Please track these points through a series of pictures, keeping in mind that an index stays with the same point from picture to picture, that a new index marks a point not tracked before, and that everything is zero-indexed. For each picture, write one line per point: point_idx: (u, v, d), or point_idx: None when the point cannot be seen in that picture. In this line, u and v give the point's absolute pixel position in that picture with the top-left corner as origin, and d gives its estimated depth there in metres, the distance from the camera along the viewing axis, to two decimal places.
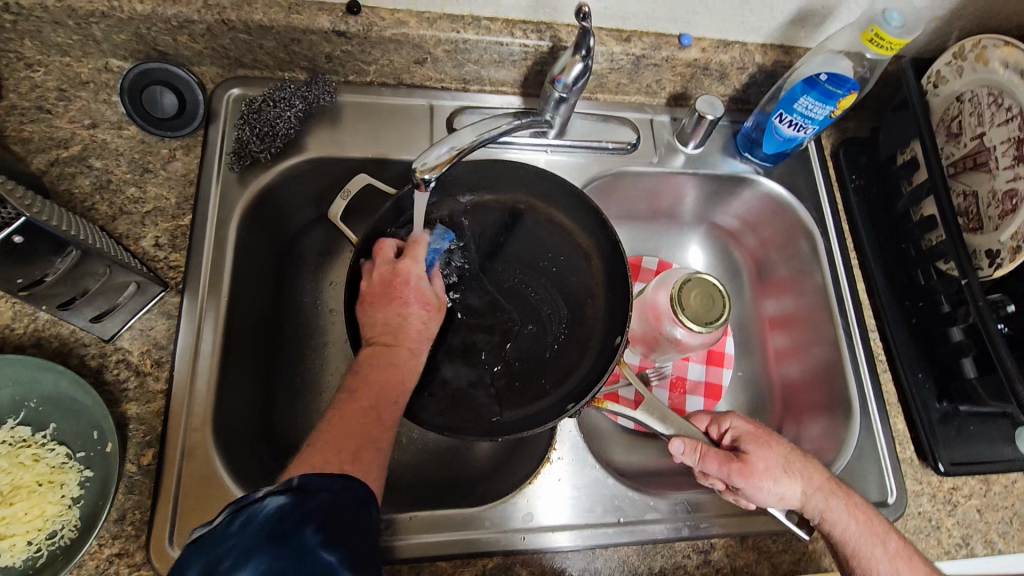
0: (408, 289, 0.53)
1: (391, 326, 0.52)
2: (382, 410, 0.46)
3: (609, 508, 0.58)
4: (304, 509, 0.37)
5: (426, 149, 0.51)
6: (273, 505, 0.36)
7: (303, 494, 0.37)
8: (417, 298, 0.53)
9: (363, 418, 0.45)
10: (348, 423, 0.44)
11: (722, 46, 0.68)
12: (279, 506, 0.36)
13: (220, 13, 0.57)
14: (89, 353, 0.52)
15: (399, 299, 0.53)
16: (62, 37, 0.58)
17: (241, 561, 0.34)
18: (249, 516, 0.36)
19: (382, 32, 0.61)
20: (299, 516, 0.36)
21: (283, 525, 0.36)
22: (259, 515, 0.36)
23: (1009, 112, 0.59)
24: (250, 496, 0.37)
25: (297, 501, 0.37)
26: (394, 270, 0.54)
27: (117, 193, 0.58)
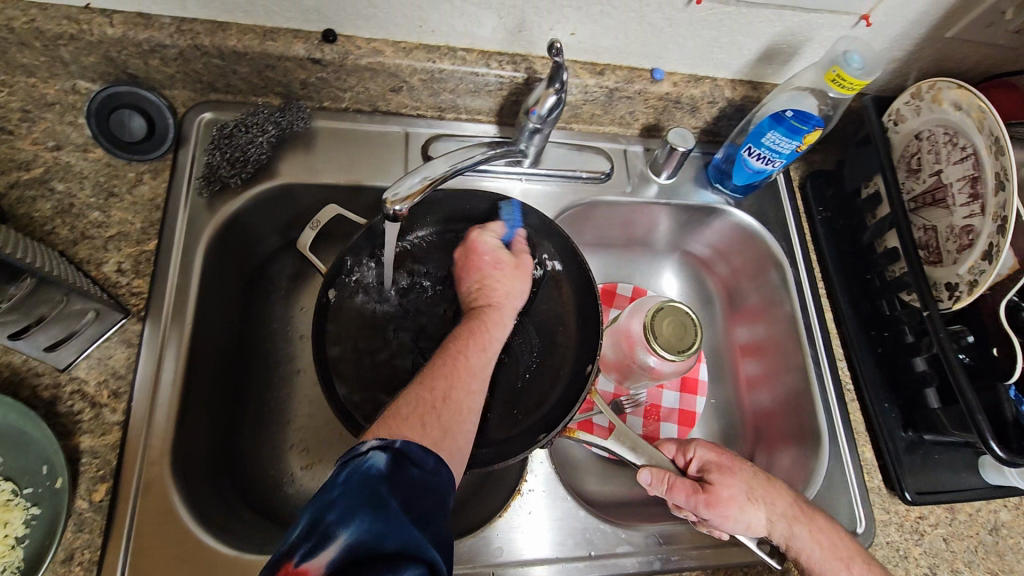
0: (482, 259, 0.61)
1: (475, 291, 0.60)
2: (468, 353, 0.51)
3: (580, 541, 0.57)
4: (400, 479, 0.38)
5: (399, 180, 0.51)
6: (374, 466, 0.38)
7: (403, 461, 0.39)
8: (492, 264, 0.61)
9: (452, 361, 0.49)
10: (445, 363, 0.49)
11: (693, 81, 0.70)
12: (379, 469, 0.38)
13: (193, 38, 0.57)
14: (42, 384, 0.50)
15: (476, 268, 0.61)
16: (29, 58, 0.57)
17: (345, 518, 0.35)
18: (351, 470, 0.38)
19: (357, 60, 0.61)
20: (397, 483, 0.38)
21: (382, 489, 0.37)
22: (357, 475, 0.37)
23: (964, 151, 0.61)
24: (358, 450, 0.39)
25: (396, 468, 0.38)
26: (471, 244, 0.62)
27: (79, 218, 0.56)
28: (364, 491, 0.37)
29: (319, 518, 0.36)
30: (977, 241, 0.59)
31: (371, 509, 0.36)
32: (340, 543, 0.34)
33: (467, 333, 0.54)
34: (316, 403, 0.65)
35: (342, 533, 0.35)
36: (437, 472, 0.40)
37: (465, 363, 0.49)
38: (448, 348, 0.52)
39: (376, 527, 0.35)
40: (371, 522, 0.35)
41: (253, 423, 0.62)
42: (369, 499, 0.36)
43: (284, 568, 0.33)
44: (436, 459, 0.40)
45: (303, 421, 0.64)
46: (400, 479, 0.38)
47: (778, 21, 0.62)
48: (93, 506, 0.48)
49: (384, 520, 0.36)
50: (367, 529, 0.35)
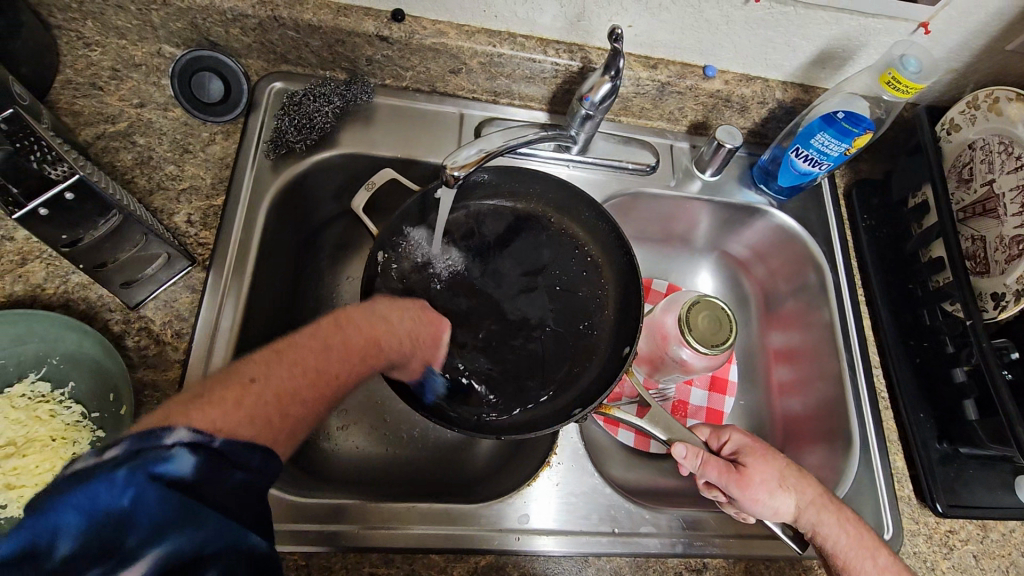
0: (426, 324, 0.56)
1: (395, 330, 0.52)
2: (333, 377, 0.46)
3: (605, 518, 0.58)
4: (213, 481, 0.34)
5: (456, 149, 0.53)
6: (182, 471, 0.33)
7: (219, 463, 0.35)
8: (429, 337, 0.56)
9: (314, 378, 0.45)
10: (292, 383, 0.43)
11: (745, 80, 0.71)
12: (185, 472, 0.33)
13: (273, 10, 0.60)
14: (114, 318, 0.54)
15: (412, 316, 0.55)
16: (123, 21, 0.61)
17: (151, 539, 0.31)
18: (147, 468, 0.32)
19: (422, 40, 0.64)
20: (210, 484, 0.34)
21: (193, 497, 0.33)
22: (160, 480, 0.32)
23: (1019, 160, 0.61)
24: (158, 440, 0.33)
25: (210, 469, 0.34)
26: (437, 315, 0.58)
27: (156, 170, 0.60)
28: (174, 502, 0.32)
29: (118, 532, 0.30)
30: None
31: (183, 522, 0.32)
32: (149, 562, 0.30)
33: (356, 355, 0.48)
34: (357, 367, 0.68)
35: (153, 551, 0.30)
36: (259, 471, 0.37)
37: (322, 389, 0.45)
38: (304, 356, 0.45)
39: (196, 538, 0.32)
40: (190, 536, 0.31)
41: None
42: (185, 510, 0.32)
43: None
44: (262, 458, 0.38)
45: None
46: (216, 481, 0.34)
47: (835, 23, 0.63)
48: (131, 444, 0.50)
49: (202, 529, 0.32)
50: (183, 542, 0.31)
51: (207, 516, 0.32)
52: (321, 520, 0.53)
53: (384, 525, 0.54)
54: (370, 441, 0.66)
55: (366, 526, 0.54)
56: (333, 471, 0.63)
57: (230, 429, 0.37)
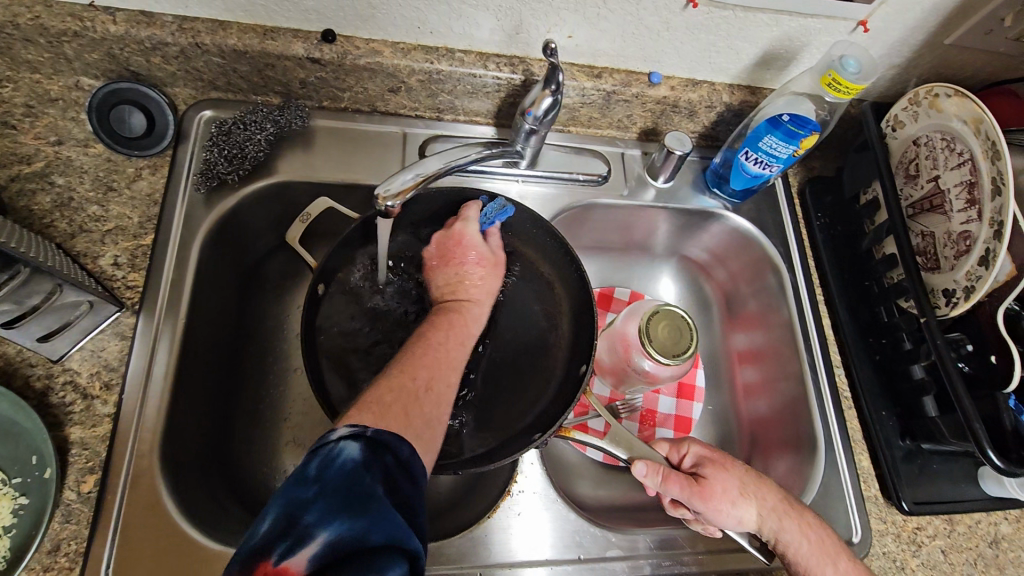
0: (464, 258, 0.59)
1: (452, 284, 0.58)
2: (448, 349, 0.49)
3: (570, 544, 0.56)
4: (374, 469, 0.36)
5: (392, 176, 0.51)
6: (350, 457, 0.36)
7: (378, 450, 0.37)
8: (473, 257, 0.59)
9: (432, 356, 0.47)
10: (424, 353, 0.48)
11: (691, 85, 0.70)
12: (354, 458, 0.36)
13: (194, 37, 0.58)
14: (35, 374, 0.51)
15: (449, 263, 0.59)
16: (34, 54, 0.58)
17: (323, 521, 0.33)
18: (323, 461, 0.36)
19: (356, 60, 0.61)
20: (373, 472, 0.36)
21: (365, 482, 0.35)
22: (332, 469, 0.35)
23: (961, 156, 0.61)
24: (327, 438, 0.37)
25: (371, 457, 0.36)
26: (448, 234, 0.60)
27: (78, 211, 0.57)
28: (343, 487, 0.35)
29: (293, 515, 0.34)
30: (974, 246, 0.59)
31: (352, 508, 0.34)
32: (322, 541, 0.33)
33: (447, 325, 0.53)
34: (309, 402, 0.66)
35: (323, 534, 0.33)
36: (410, 460, 0.38)
37: (445, 357, 0.48)
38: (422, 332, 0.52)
39: (359, 526, 0.34)
40: (353, 523, 0.34)
41: (247, 419, 0.63)
42: (352, 497, 0.34)
43: (262, 567, 0.32)
44: (410, 448, 0.38)
45: (297, 419, 0.64)
46: (376, 469, 0.36)
47: (775, 25, 0.62)
48: (55, 511, 0.47)
49: (367, 517, 0.34)
50: (350, 526, 0.33)
51: (376, 505, 0.35)
52: None
53: None
54: None
55: None
56: None
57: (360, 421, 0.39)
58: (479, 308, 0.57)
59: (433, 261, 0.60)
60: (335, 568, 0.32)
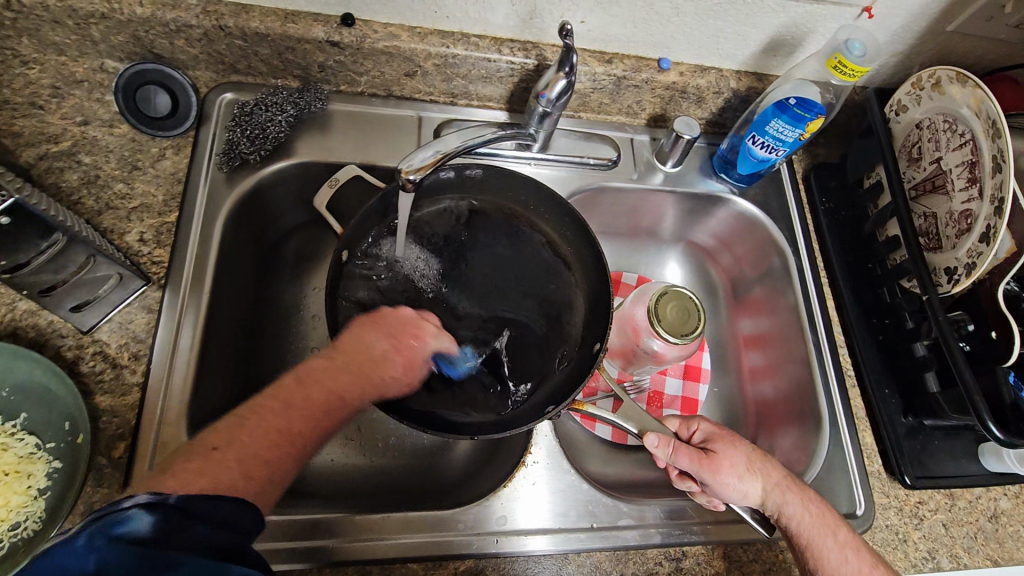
0: (406, 356, 0.52)
1: (372, 356, 0.50)
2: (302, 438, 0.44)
3: (583, 513, 0.58)
4: (176, 536, 0.32)
5: (412, 152, 0.52)
6: (138, 529, 0.31)
7: (178, 517, 0.33)
8: (411, 356, 0.52)
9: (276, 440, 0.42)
10: (271, 439, 0.42)
11: (699, 71, 0.72)
12: (146, 528, 0.31)
13: (217, 19, 0.59)
14: (66, 345, 0.52)
15: (397, 346, 0.51)
16: (61, 36, 0.59)
17: None
18: (105, 534, 0.31)
19: (374, 44, 0.63)
20: (173, 538, 0.32)
21: (162, 551, 0.31)
22: (117, 542, 0.30)
23: (963, 137, 0.63)
24: (115, 506, 0.32)
25: (169, 525, 0.32)
26: (420, 325, 0.54)
27: (105, 189, 0.59)
28: (135, 558, 0.30)
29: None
30: (975, 225, 0.60)
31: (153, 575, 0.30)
32: None
33: (319, 409, 0.45)
34: None
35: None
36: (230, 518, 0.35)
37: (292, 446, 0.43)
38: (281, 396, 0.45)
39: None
40: None
41: None
42: (148, 563, 0.30)
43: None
44: (230, 508, 0.35)
45: None
46: (181, 535, 0.32)
47: (782, 12, 0.64)
48: (87, 474, 0.49)
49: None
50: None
51: (183, 560, 0.31)
52: (299, 536, 0.53)
53: (358, 538, 0.53)
54: (346, 453, 0.66)
55: (346, 540, 0.53)
56: (310, 486, 0.62)
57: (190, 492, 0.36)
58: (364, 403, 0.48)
59: (379, 321, 0.53)
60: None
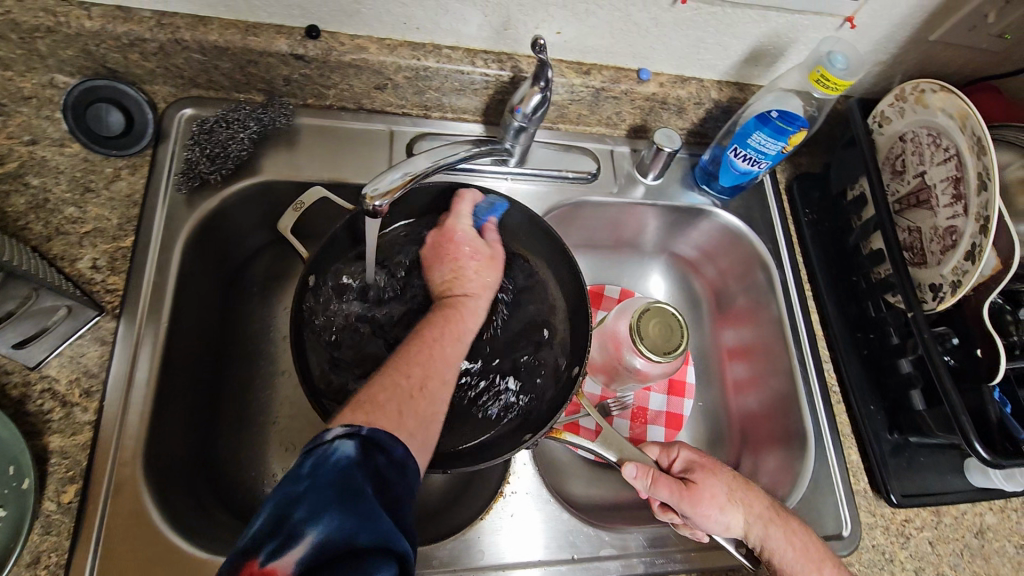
0: (473, 249, 0.60)
1: (449, 279, 0.59)
2: (444, 343, 0.50)
3: (564, 545, 0.56)
4: (369, 467, 0.36)
5: (379, 175, 0.50)
6: (343, 458, 0.36)
7: (371, 450, 0.37)
8: (469, 254, 0.60)
9: (426, 353, 0.48)
10: (419, 351, 0.48)
11: (680, 82, 0.70)
12: (349, 456, 0.36)
13: (173, 33, 0.56)
14: (11, 382, 0.49)
15: (450, 255, 0.60)
16: (4, 51, 0.56)
17: (314, 516, 0.33)
18: (317, 459, 0.36)
19: (341, 57, 0.60)
20: (366, 470, 0.36)
21: (358, 481, 0.35)
22: (328, 464, 0.35)
23: (947, 152, 0.61)
24: (321, 438, 0.37)
25: (365, 456, 0.36)
26: (443, 232, 0.61)
27: (54, 213, 0.55)
28: (335, 484, 0.35)
29: (287, 511, 0.34)
30: (960, 241, 0.59)
31: (345, 503, 0.34)
32: (310, 539, 0.32)
33: (441, 321, 0.53)
34: (297, 405, 0.64)
35: (313, 532, 0.33)
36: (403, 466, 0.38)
37: (439, 352, 0.48)
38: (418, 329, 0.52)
39: (348, 523, 0.33)
40: (344, 517, 0.33)
41: (233, 424, 0.61)
42: (337, 493, 0.34)
43: (248, 567, 0.31)
44: (405, 449, 0.39)
45: (285, 422, 0.63)
46: (369, 467, 0.36)
47: (764, 21, 0.62)
48: (33, 522, 0.45)
49: (356, 515, 0.34)
50: (341, 522, 0.33)
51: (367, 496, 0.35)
52: None
53: None
54: None
55: None
56: None
57: (365, 419, 0.39)
58: (479, 300, 0.57)
59: (430, 260, 0.61)
60: (322, 571, 0.31)
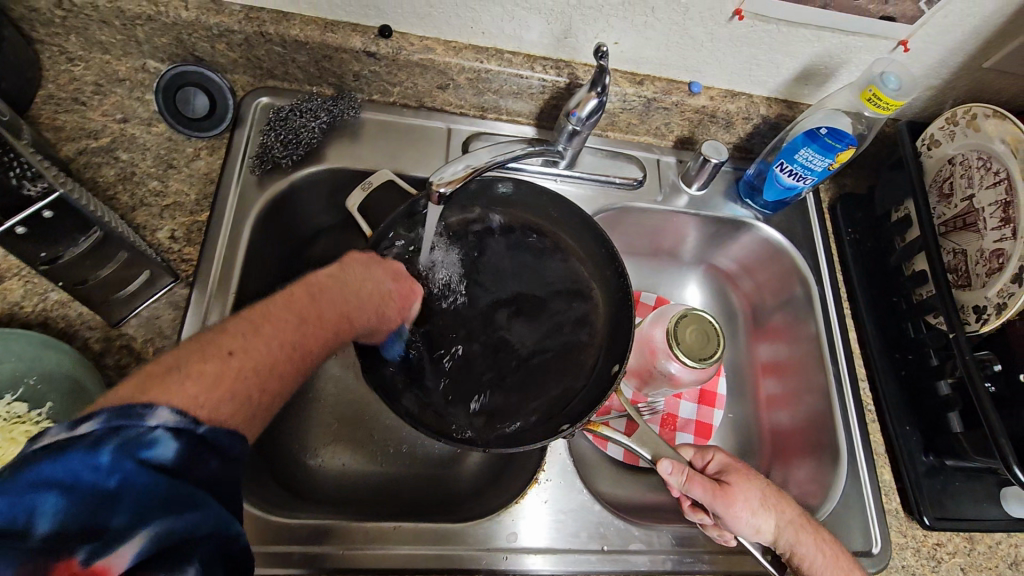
0: (399, 284, 0.55)
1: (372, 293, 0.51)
2: (305, 356, 0.44)
3: (594, 535, 0.58)
4: (193, 467, 0.33)
5: (443, 166, 0.53)
6: (161, 451, 0.32)
7: (199, 450, 0.34)
8: (397, 306, 0.54)
9: (292, 362, 0.42)
10: (279, 351, 0.42)
11: (730, 96, 0.72)
12: (169, 450, 0.32)
13: (259, 26, 0.60)
14: (94, 337, 0.53)
15: (399, 288, 0.55)
16: (107, 36, 0.61)
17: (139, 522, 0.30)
18: (123, 447, 0.31)
19: (409, 56, 0.64)
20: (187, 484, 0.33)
21: (185, 482, 0.32)
22: (141, 457, 0.31)
23: (997, 176, 0.62)
24: (132, 420, 0.32)
25: (190, 458, 0.33)
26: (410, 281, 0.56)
27: (140, 186, 0.60)
28: (162, 484, 0.31)
29: (102, 515, 0.30)
30: (1008, 264, 0.60)
31: (176, 505, 0.31)
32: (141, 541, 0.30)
33: (329, 330, 0.46)
34: None
35: (147, 532, 0.30)
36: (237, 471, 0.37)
37: (294, 369, 0.42)
38: (285, 296, 0.46)
39: (186, 524, 0.31)
40: (181, 518, 0.31)
41: None
42: (171, 492, 0.31)
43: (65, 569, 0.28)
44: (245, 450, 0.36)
45: None
46: (195, 467, 0.33)
47: (817, 41, 0.64)
48: None
49: (199, 510, 0.32)
50: (176, 522, 0.31)
51: (200, 498, 0.32)
52: (310, 541, 0.53)
53: (367, 546, 0.53)
54: (359, 459, 0.66)
55: (354, 547, 0.53)
56: (320, 490, 0.62)
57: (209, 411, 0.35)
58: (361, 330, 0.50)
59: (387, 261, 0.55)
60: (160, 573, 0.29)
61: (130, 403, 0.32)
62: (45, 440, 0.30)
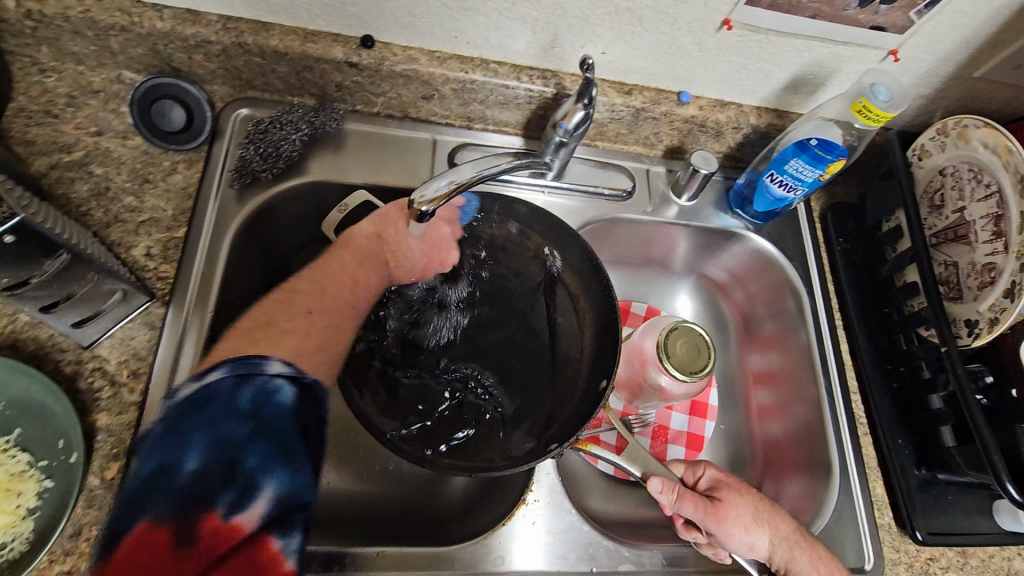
0: (424, 245, 0.62)
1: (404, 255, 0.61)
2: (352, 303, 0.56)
3: (583, 557, 0.56)
4: (302, 413, 0.40)
5: (426, 182, 0.52)
6: (286, 397, 0.40)
7: (307, 399, 0.41)
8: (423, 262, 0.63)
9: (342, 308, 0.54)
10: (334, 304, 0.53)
11: (719, 106, 0.71)
12: (290, 400, 0.40)
13: (237, 36, 0.59)
14: (65, 359, 0.52)
15: (432, 250, 0.62)
16: (80, 46, 0.59)
17: (264, 467, 0.36)
18: (260, 396, 0.38)
19: (393, 66, 0.62)
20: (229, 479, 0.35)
21: (297, 433, 0.39)
22: (270, 407, 0.38)
23: (988, 188, 0.62)
24: (259, 369, 0.39)
25: (300, 405, 0.40)
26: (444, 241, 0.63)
27: (114, 202, 0.58)
28: (281, 432, 0.38)
29: (232, 458, 0.36)
30: (999, 278, 0.59)
31: (287, 459, 0.37)
32: (266, 493, 0.36)
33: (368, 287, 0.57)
34: None
35: (268, 484, 0.36)
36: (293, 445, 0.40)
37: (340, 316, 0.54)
38: (338, 258, 0.57)
39: (297, 480, 0.37)
40: (292, 475, 0.37)
41: None
42: (288, 443, 0.38)
43: (209, 518, 0.34)
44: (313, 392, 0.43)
45: None
46: (303, 412, 0.40)
47: (807, 51, 0.63)
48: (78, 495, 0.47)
49: (301, 475, 0.38)
50: (290, 476, 0.37)
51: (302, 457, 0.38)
52: None
53: (351, 571, 0.52)
54: (344, 478, 0.65)
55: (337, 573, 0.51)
56: None
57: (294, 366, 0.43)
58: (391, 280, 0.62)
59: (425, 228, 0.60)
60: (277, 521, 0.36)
61: (248, 356, 0.40)
62: (181, 395, 0.38)
